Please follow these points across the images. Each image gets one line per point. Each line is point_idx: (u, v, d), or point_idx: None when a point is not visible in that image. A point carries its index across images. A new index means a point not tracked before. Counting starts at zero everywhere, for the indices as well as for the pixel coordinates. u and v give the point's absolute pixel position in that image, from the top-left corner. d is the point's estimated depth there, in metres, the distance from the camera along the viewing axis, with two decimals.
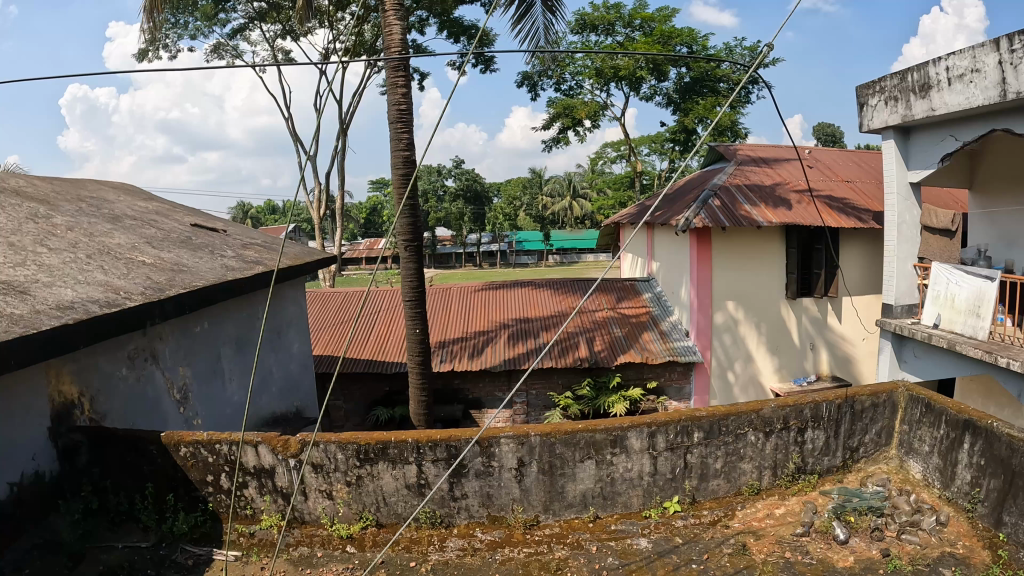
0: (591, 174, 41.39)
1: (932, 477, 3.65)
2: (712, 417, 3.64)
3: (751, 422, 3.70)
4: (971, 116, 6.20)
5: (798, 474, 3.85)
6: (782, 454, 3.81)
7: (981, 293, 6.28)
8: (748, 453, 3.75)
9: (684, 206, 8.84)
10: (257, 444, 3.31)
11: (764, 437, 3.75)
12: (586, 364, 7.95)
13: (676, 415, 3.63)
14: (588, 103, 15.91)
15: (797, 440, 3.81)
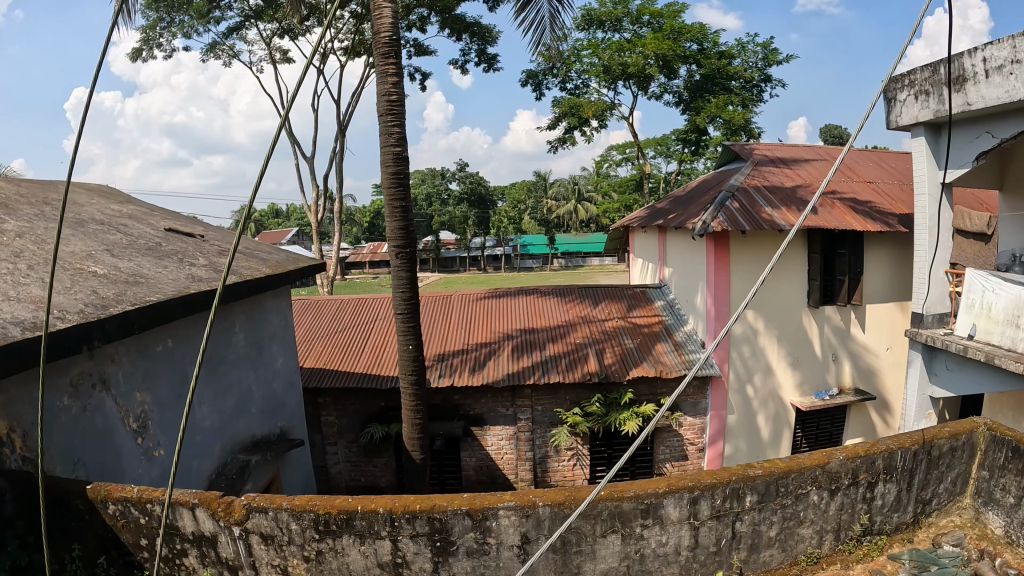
0: (596, 177, 40.91)
1: (1016, 533, 3.73)
2: (768, 478, 3.41)
3: (816, 478, 3.51)
4: (1010, 111, 5.66)
5: (864, 537, 3.76)
6: (849, 512, 3.67)
7: (1020, 302, 5.71)
8: (808, 516, 3.57)
9: (699, 209, 8.35)
10: (195, 506, 2.97)
11: (829, 496, 3.57)
12: (597, 378, 7.41)
13: (727, 474, 3.38)
14: (595, 102, 15.39)
15: (867, 496, 3.69)
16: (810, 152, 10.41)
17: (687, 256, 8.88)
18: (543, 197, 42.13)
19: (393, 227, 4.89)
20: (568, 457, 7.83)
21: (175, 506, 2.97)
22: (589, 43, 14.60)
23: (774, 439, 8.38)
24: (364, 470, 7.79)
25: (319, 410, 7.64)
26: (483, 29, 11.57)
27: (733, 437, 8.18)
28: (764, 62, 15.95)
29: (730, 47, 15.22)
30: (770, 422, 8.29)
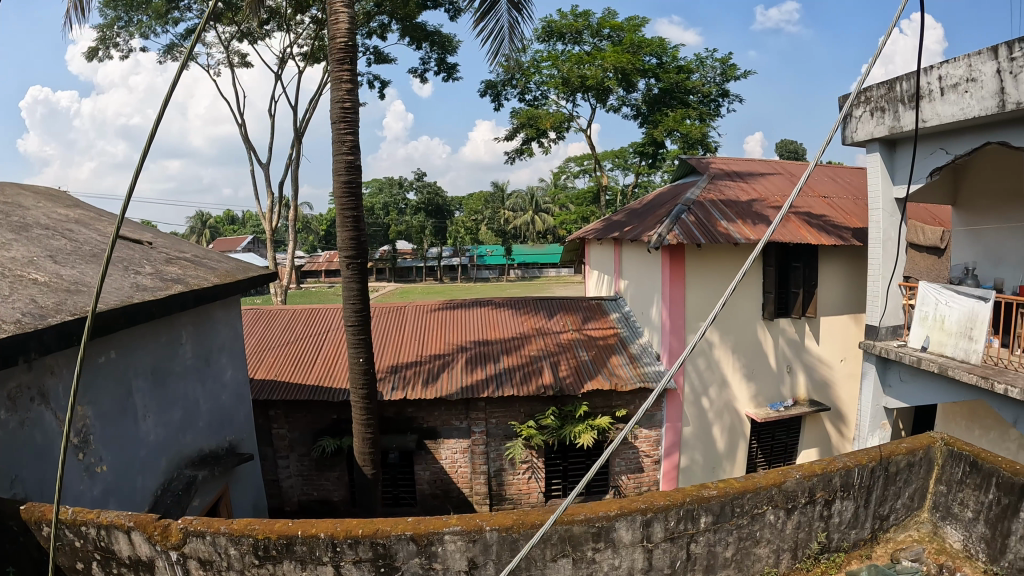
0: (554, 188, 41.06)
1: (975, 548, 3.76)
2: (722, 499, 3.42)
3: (772, 498, 3.54)
4: (963, 128, 5.76)
5: (822, 554, 3.77)
6: (806, 531, 3.69)
7: (974, 314, 5.81)
8: (764, 535, 3.57)
9: (655, 222, 8.37)
10: (130, 529, 2.85)
11: (785, 515, 3.60)
12: (551, 391, 7.37)
13: (681, 495, 3.39)
14: (553, 114, 15.39)
15: (824, 514, 3.72)
16: (765, 166, 10.52)
17: (643, 270, 8.89)
18: (501, 207, 42.10)
19: (344, 237, 4.79)
20: (524, 471, 7.76)
21: (110, 528, 2.86)
22: (549, 55, 14.62)
23: (730, 450, 8.39)
24: (316, 484, 7.62)
25: (269, 423, 7.47)
26: (443, 38, 11.51)
27: (690, 449, 8.18)
28: (722, 78, 16.12)
29: (689, 62, 15.37)
30: (726, 433, 8.31)
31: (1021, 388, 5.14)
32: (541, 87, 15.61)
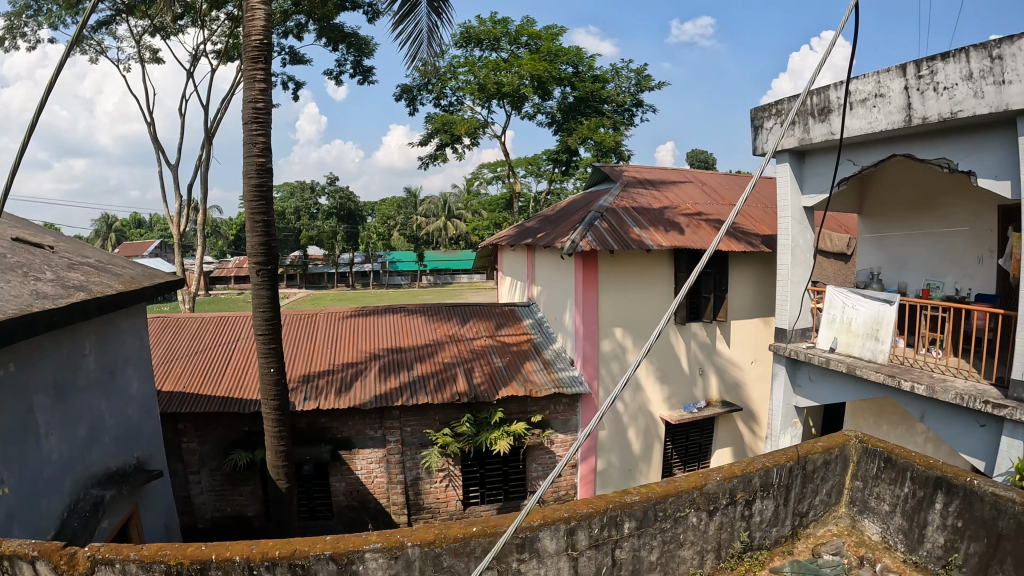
0: (467, 194, 41.01)
1: (893, 539, 3.85)
2: (646, 504, 3.41)
3: (694, 500, 3.56)
4: (869, 141, 5.98)
5: (745, 552, 3.83)
6: (728, 531, 3.73)
7: (879, 316, 6.01)
8: (688, 538, 3.58)
9: (569, 228, 8.40)
10: (35, 559, 2.68)
11: (708, 517, 3.63)
12: (466, 398, 7.31)
13: (603, 501, 3.38)
14: (468, 120, 15.33)
15: (745, 514, 3.77)
16: (676, 174, 10.72)
17: (556, 276, 8.91)
18: (414, 213, 41.78)
19: (253, 242, 4.58)
20: (441, 479, 7.65)
21: (13, 559, 2.69)
22: (466, 60, 14.55)
23: (645, 452, 8.47)
24: (229, 499, 7.33)
25: (178, 437, 7.15)
26: (360, 40, 11.31)
27: (606, 452, 8.17)
28: (636, 88, 16.39)
29: (604, 71, 15.57)
30: (641, 435, 8.38)
31: (926, 385, 5.26)
32: (457, 92, 15.54)
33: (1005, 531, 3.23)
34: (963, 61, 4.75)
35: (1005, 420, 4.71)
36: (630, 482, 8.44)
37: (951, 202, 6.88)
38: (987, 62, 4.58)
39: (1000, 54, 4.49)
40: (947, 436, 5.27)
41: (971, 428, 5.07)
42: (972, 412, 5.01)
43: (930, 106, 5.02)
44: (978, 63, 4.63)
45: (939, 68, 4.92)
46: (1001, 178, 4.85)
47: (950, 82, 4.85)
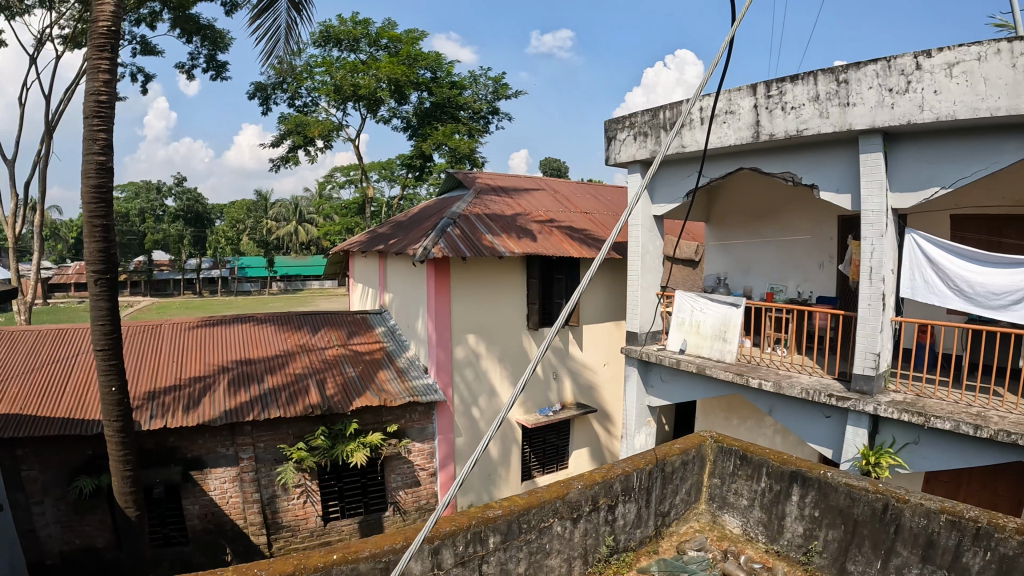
0: (319, 198, 40.15)
1: (753, 531, 4.10)
2: (508, 518, 3.42)
3: (558, 510, 3.61)
4: (715, 155, 6.31)
5: (611, 556, 3.88)
6: (593, 537, 3.79)
7: (727, 319, 6.35)
8: (554, 547, 3.62)
9: (421, 235, 8.33)
10: None
11: (572, 525, 3.68)
12: (320, 411, 7.11)
13: (467, 518, 3.35)
14: (322, 122, 15.04)
15: (607, 519, 3.84)
16: (529, 181, 10.94)
17: (409, 283, 8.83)
18: (263, 216, 40.45)
19: (90, 249, 4.29)
20: (298, 496, 7.34)
21: None
22: (323, 60, 14.27)
23: (504, 456, 8.53)
24: (77, 531, 6.85)
25: (16, 464, 6.65)
26: (215, 34, 10.88)
27: (464, 460, 8.19)
28: (494, 96, 16.60)
29: (462, 78, 15.71)
30: (499, 440, 8.44)
31: (774, 381, 5.63)
32: (311, 93, 15.17)
33: (861, 518, 3.57)
34: (810, 84, 5.19)
35: (849, 411, 5.18)
36: (490, 487, 8.48)
37: (792, 208, 7.47)
38: (834, 86, 5.05)
39: (846, 78, 4.98)
40: (795, 427, 5.66)
41: (817, 419, 5.49)
42: (818, 404, 5.43)
43: (777, 124, 5.43)
44: (825, 86, 5.10)
45: (788, 89, 5.34)
46: (841, 191, 5.30)
47: (797, 103, 5.29)
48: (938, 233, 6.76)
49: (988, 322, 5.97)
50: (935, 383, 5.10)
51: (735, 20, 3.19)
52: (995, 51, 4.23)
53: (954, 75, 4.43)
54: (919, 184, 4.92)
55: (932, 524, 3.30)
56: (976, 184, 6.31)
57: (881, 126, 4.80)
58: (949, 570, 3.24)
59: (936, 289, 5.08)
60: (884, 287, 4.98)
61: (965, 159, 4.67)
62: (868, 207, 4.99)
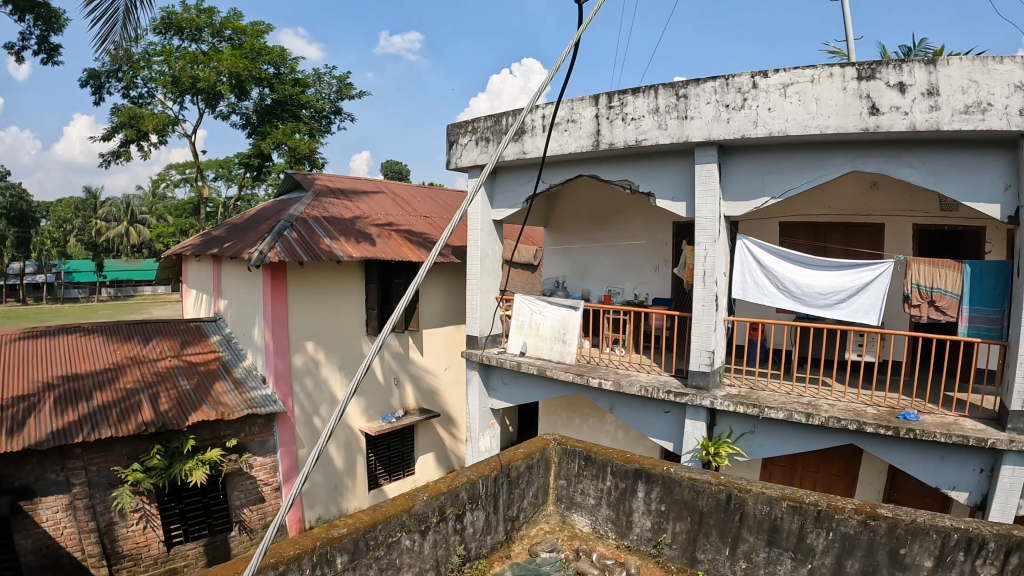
0: (154, 199, 38.10)
1: (604, 528, 4.14)
2: (355, 536, 3.11)
3: (404, 524, 3.34)
4: (557, 161, 6.26)
5: (466, 564, 3.69)
6: (444, 548, 3.56)
7: (566, 321, 6.37)
8: (404, 562, 3.35)
9: (256, 238, 7.89)
10: None
11: (420, 538, 3.43)
12: (153, 429, 6.50)
13: (308, 540, 3.01)
14: (156, 115, 14.22)
15: (458, 528, 3.63)
16: (369, 184, 10.74)
17: (243, 288, 8.37)
18: (93, 217, 37.89)
19: None
20: (137, 521, 6.71)
21: None
22: (161, 49, 13.50)
23: (349, 467, 8.38)
24: None
25: None
26: None
27: (308, 471, 7.88)
28: (337, 95, 16.28)
29: (305, 76, 15.29)
30: (343, 450, 8.27)
31: (614, 380, 5.71)
32: (147, 84, 14.16)
33: (706, 509, 3.69)
34: (651, 96, 5.29)
35: (686, 405, 5.35)
36: (336, 499, 8.27)
37: (631, 216, 7.72)
38: (673, 100, 5.19)
39: (685, 93, 5.12)
40: (637, 425, 5.79)
41: (657, 415, 5.64)
42: (656, 400, 5.58)
43: (616, 134, 5.50)
44: (665, 99, 5.21)
45: (629, 101, 5.42)
46: (676, 200, 5.47)
47: (637, 114, 5.37)
48: (767, 239, 7.11)
49: (814, 321, 6.37)
50: (768, 377, 5.44)
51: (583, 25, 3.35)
52: (828, 75, 4.61)
53: (789, 94, 4.73)
54: (750, 193, 5.19)
55: (774, 510, 3.50)
56: (804, 194, 6.74)
57: (717, 140, 5.00)
58: (794, 552, 3.46)
59: (766, 290, 5.36)
60: (717, 289, 5.20)
61: (792, 171, 5.03)
62: (701, 214, 5.16)
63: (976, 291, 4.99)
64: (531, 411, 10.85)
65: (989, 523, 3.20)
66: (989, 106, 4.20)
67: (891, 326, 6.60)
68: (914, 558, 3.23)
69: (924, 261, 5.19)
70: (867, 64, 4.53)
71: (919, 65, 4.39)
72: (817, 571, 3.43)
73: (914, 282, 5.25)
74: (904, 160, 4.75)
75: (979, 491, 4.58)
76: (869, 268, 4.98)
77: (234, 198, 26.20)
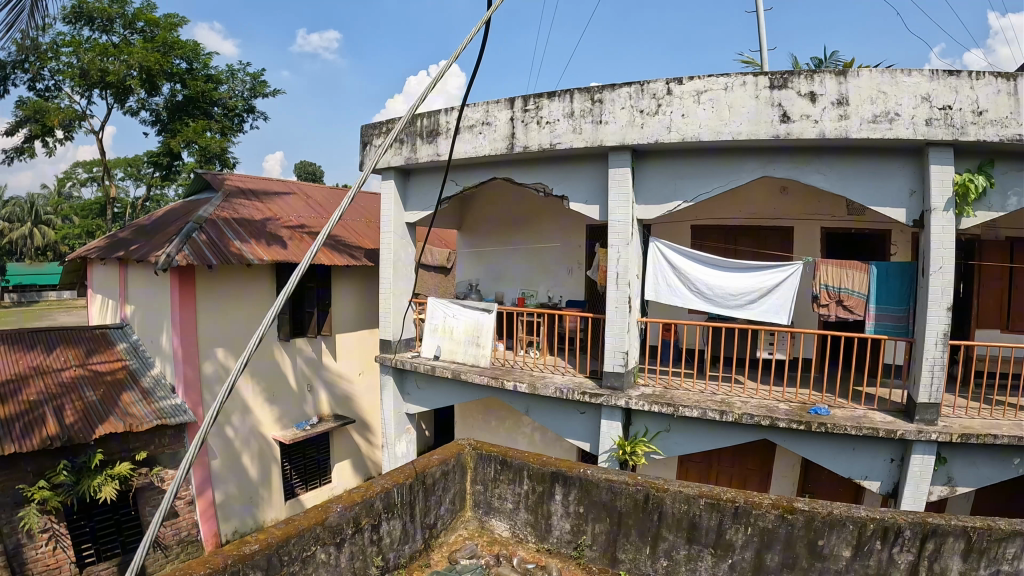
0: (56, 200, 36.52)
1: (522, 532, 4.10)
2: (267, 551, 3.00)
3: (319, 537, 3.24)
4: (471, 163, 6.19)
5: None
6: (360, 560, 3.47)
7: (479, 324, 6.34)
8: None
9: (163, 240, 7.61)
10: None
11: (335, 550, 3.33)
12: (59, 443, 6.09)
13: (219, 559, 2.87)
14: (63, 110, 13.18)
15: (373, 538, 3.55)
16: (280, 185, 10.48)
17: (150, 292, 8.03)
18: None
19: None
20: (46, 542, 6.27)
21: None
22: (70, 40, 12.92)
23: (264, 477, 8.16)
24: None
25: None
26: None
27: (222, 483, 7.62)
28: (250, 93, 15.87)
29: (218, 72, 14.84)
30: (257, 460, 8.05)
31: (528, 383, 5.65)
32: (55, 76, 13.39)
33: (624, 510, 3.70)
34: (567, 101, 5.28)
35: (601, 406, 5.37)
36: (252, 511, 8.05)
37: (546, 220, 7.75)
38: (588, 104, 5.18)
39: (600, 98, 5.13)
40: (554, 427, 5.77)
41: (572, 415, 5.66)
42: (571, 402, 5.60)
43: (531, 137, 5.45)
44: (580, 104, 5.21)
45: (544, 104, 5.38)
46: (590, 203, 5.50)
47: (552, 118, 5.34)
48: (679, 241, 7.16)
49: (725, 321, 6.49)
50: (681, 376, 5.50)
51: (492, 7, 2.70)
52: (741, 83, 4.72)
53: (702, 101, 4.81)
54: (662, 197, 5.23)
55: (692, 508, 3.54)
56: (717, 197, 6.87)
57: (631, 144, 5.03)
58: (713, 548, 3.51)
59: (678, 291, 5.43)
60: (629, 291, 5.24)
61: (703, 176, 5.12)
62: (615, 217, 5.19)
63: (881, 290, 5.19)
64: (447, 414, 10.78)
65: (902, 512, 3.38)
66: (897, 116, 4.44)
67: (800, 325, 6.80)
68: (832, 548, 3.36)
69: (832, 262, 5.34)
70: (779, 73, 4.64)
71: (830, 76, 4.55)
72: (736, 566, 3.49)
73: (822, 283, 5.38)
74: (812, 166, 4.89)
75: (890, 479, 4.83)
76: (779, 269, 5.13)
77: (140, 198, 25.28)
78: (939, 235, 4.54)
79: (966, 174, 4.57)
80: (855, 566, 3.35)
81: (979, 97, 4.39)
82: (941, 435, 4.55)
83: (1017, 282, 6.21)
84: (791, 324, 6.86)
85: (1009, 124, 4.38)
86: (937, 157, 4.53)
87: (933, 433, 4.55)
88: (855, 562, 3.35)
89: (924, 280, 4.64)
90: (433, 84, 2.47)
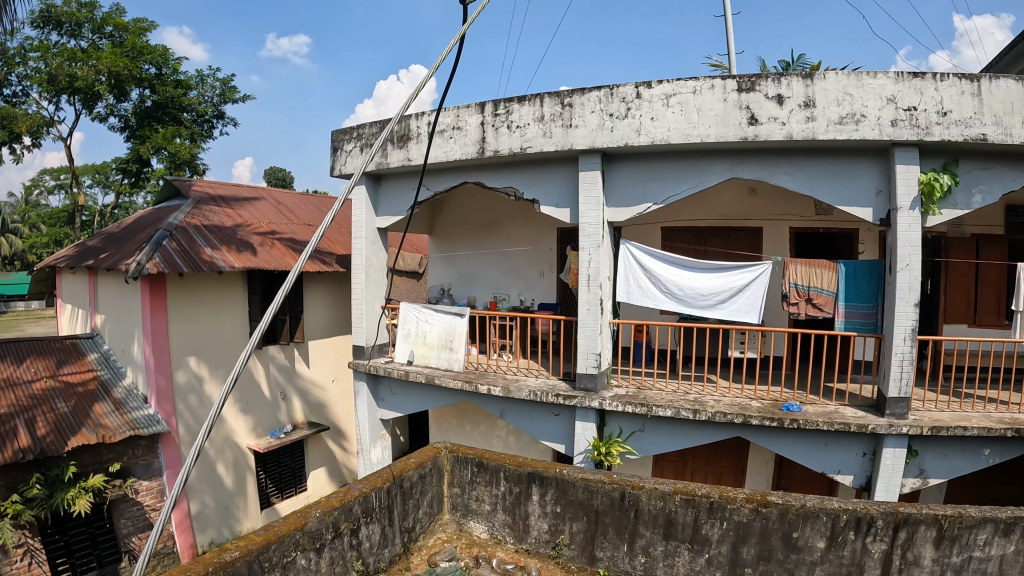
0: (23, 208, 36.00)
1: (500, 533, 4.09)
2: (248, 557, 2.97)
3: (298, 542, 3.22)
4: (443, 168, 6.17)
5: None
6: (340, 564, 3.46)
7: (452, 328, 6.33)
8: None
9: (133, 248, 7.53)
10: None
11: (315, 556, 3.31)
12: (31, 456, 5.99)
13: (199, 566, 2.84)
14: (32, 116, 13.01)
15: (353, 543, 3.53)
16: (249, 191, 10.41)
17: (121, 301, 7.94)
18: None
19: None
20: (21, 557, 6.14)
21: None
22: (38, 44, 12.76)
23: (239, 486, 8.09)
24: None
25: None
26: None
27: (198, 493, 7.54)
28: (219, 98, 15.76)
29: (188, 77, 14.71)
30: (231, 469, 7.97)
31: (502, 386, 5.64)
32: (22, 81, 13.19)
33: (601, 508, 3.72)
34: (537, 105, 5.30)
35: (576, 408, 5.38)
36: (228, 521, 7.97)
37: (520, 224, 7.75)
38: (558, 108, 5.20)
39: (570, 101, 5.14)
40: (529, 429, 5.78)
41: (547, 417, 5.67)
42: (546, 403, 5.61)
43: (501, 141, 5.45)
44: (550, 108, 5.22)
45: (514, 109, 5.40)
46: (560, 206, 5.52)
47: (523, 122, 5.35)
48: (650, 243, 7.20)
49: (698, 321, 6.55)
50: (654, 376, 5.53)
51: (466, 21, 3.27)
52: (710, 86, 4.76)
53: (671, 104, 4.85)
54: (633, 199, 5.27)
55: (668, 504, 3.56)
56: (686, 199, 6.91)
57: (601, 147, 5.06)
58: (690, 543, 3.54)
59: (649, 293, 5.45)
60: (601, 293, 5.27)
61: (673, 178, 5.15)
62: (586, 220, 5.21)
63: (850, 288, 5.25)
64: (421, 418, 10.75)
65: (873, 502, 3.41)
66: (863, 117, 4.52)
67: (771, 324, 6.89)
68: (806, 540, 3.39)
69: (800, 261, 5.41)
70: (747, 77, 4.71)
71: (797, 78, 4.61)
72: (713, 561, 3.52)
73: (792, 282, 5.44)
74: (781, 167, 4.94)
75: (863, 473, 4.89)
76: (748, 269, 5.19)
77: (107, 205, 25.01)
78: (905, 234, 4.61)
79: (931, 173, 4.64)
80: (830, 557, 3.39)
81: (943, 98, 4.47)
82: (912, 428, 4.61)
83: (982, 278, 6.32)
84: (762, 323, 6.95)
85: (973, 123, 4.46)
86: (903, 157, 4.61)
87: (904, 428, 4.62)
88: (829, 553, 3.39)
89: (892, 278, 4.71)
90: (416, 90, 3.00)
